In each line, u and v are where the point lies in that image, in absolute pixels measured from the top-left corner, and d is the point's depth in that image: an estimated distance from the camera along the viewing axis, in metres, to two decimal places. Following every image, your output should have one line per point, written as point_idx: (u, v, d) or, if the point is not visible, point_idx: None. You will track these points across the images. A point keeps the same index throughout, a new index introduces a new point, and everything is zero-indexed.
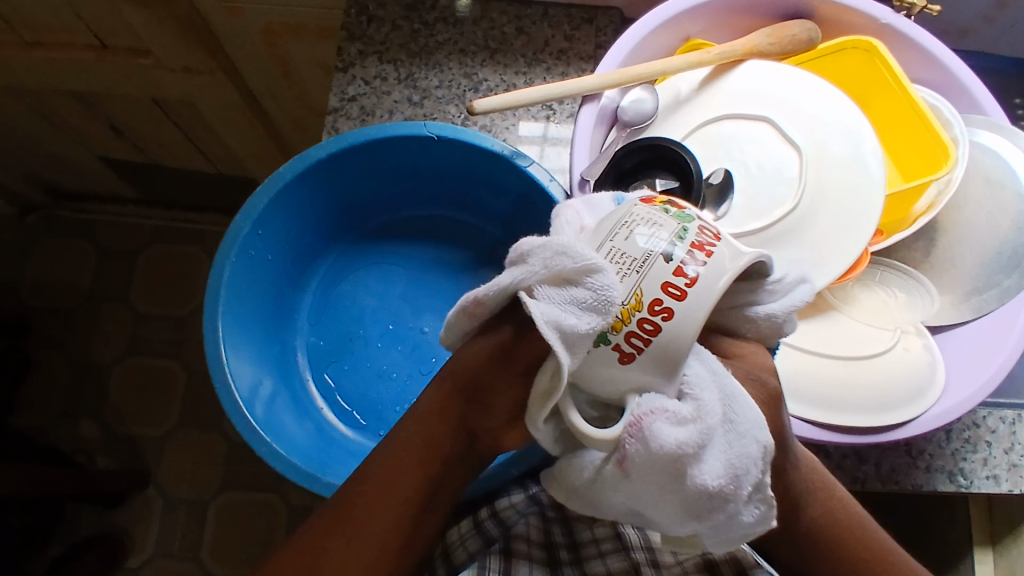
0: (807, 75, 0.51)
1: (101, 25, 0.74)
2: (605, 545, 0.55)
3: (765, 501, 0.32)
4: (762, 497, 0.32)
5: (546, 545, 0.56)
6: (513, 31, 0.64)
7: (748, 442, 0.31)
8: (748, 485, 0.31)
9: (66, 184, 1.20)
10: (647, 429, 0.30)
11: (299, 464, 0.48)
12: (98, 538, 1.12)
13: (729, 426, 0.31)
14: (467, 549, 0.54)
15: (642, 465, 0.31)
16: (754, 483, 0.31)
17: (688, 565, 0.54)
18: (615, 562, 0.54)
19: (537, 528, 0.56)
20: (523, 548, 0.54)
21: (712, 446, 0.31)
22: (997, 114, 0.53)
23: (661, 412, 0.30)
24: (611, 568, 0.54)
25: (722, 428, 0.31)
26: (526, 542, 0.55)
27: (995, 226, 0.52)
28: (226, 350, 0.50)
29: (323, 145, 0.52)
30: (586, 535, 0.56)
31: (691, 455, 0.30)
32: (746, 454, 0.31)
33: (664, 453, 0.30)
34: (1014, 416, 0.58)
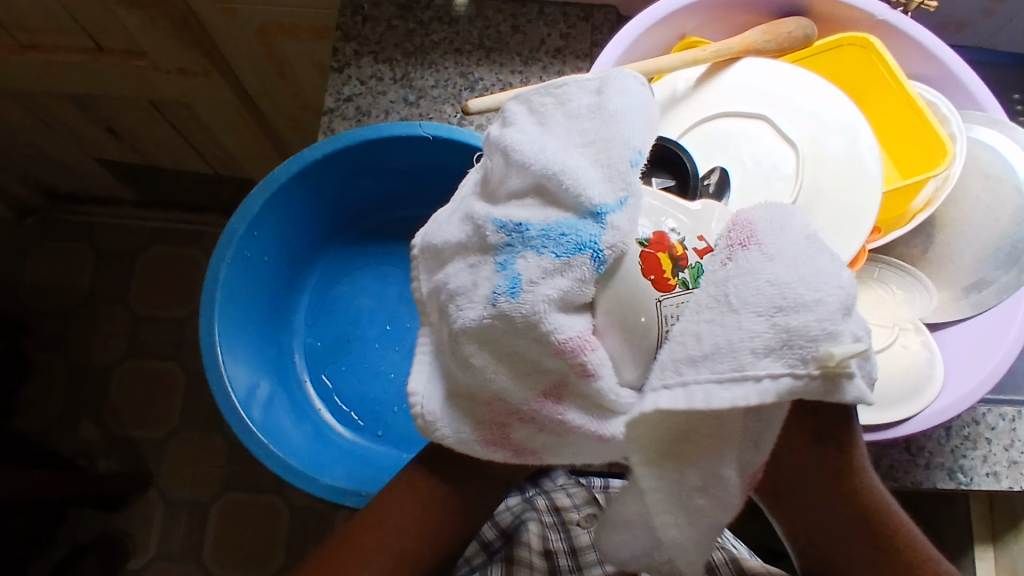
0: (803, 73, 0.51)
1: (96, 27, 0.73)
2: None
3: (867, 347, 0.32)
4: (869, 335, 0.31)
5: (547, 555, 0.55)
6: (509, 30, 0.63)
7: (852, 270, 0.33)
8: (864, 290, 0.31)
9: (64, 186, 1.20)
10: (757, 216, 0.32)
11: (297, 466, 0.48)
12: (98, 540, 1.12)
13: (837, 245, 0.33)
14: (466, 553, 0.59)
15: (767, 234, 0.31)
16: (866, 300, 0.31)
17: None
18: None
19: (536, 536, 0.56)
20: (523, 555, 0.54)
21: (825, 239, 0.32)
22: (995, 110, 0.53)
23: (760, 219, 0.32)
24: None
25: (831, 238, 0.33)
26: (528, 550, 0.55)
27: (993, 222, 0.52)
28: (223, 353, 0.50)
29: (318, 145, 0.51)
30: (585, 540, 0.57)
31: (803, 224, 0.32)
32: (853, 268, 0.32)
33: (778, 224, 0.32)
34: (1014, 413, 0.58)
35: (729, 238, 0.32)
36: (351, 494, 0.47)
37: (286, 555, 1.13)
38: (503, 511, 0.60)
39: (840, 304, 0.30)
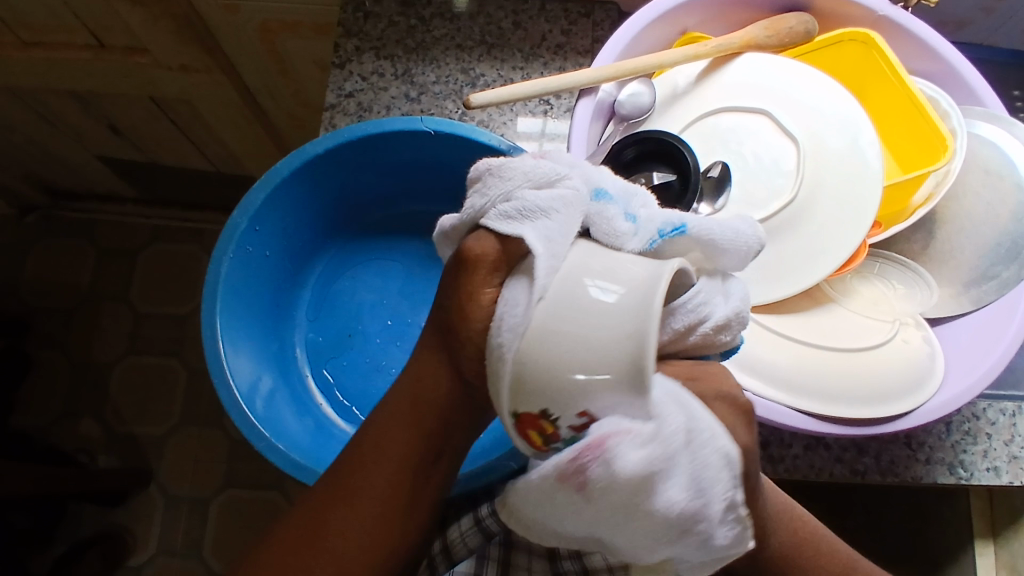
0: (804, 68, 0.51)
1: (97, 24, 0.73)
2: None
3: (739, 521, 0.29)
4: (737, 518, 0.28)
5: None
6: (510, 26, 0.63)
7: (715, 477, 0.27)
8: (716, 503, 0.28)
9: (65, 184, 1.20)
10: (607, 449, 0.27)
11: (299, 459, 0.48)
12: (99, 536, 1.13)
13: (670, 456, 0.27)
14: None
15: (600, 483, 0.27)
16: (723, 504, 0.28)
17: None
18: None
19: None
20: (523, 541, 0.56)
21: (675, 474, 0.27)
22: (995, 105, 0.53)
23: (609, 453, 0.27)
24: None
25: (680, 461, 0.27)
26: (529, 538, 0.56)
27: (994, 217, 0.52)
28: (225, 347, 0.50)
29: (320, 140, 0.51)
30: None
31: (656, 473, 0.27)
32: (710, 478, 0.27)
33: (624, 478, 0.27)
34: (1014, 408, 0.58)
35: (567, 462, 0.27)
36: None
37: None
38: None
39: (703, 509, 0.28)
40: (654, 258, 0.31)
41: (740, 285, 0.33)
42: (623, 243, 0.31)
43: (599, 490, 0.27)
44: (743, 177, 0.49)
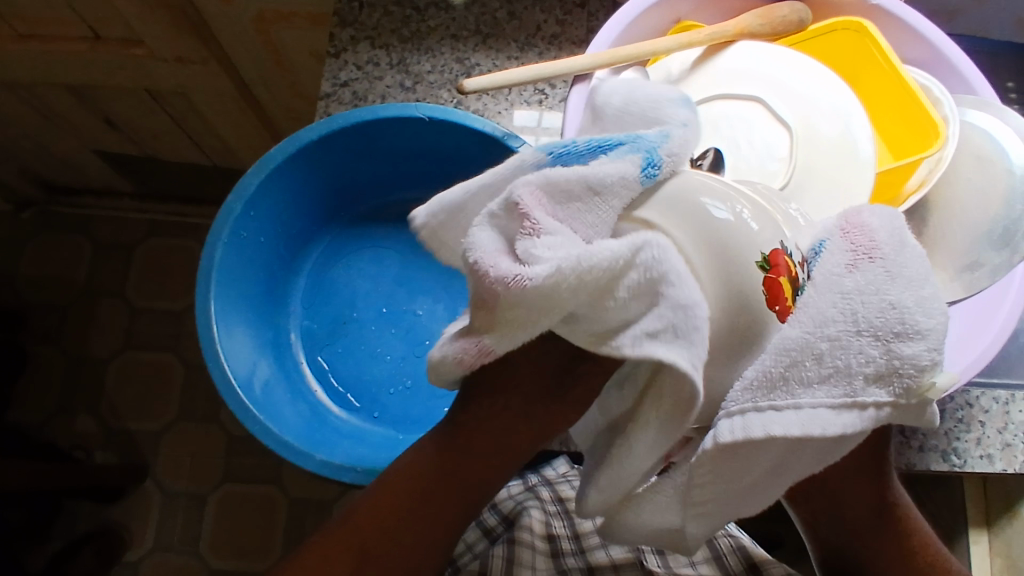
0: (796, 54, 0.51)
1: (94, 15, 0.73)
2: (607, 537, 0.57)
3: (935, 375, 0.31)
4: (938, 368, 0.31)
5: (549, 538, 0.57)
6: (505, 16, 0.64)
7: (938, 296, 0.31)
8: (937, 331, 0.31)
9: (61, 179, 1.20)
10: (856, 221, 0.32)
11: (294, 443, 0.48)
12: (95, 531, 1.12)
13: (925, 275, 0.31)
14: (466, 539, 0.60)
15: (882, 273, 0.31)
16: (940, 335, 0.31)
17: (696, 558, 0.57)
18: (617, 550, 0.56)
19: (538, 520, 0.57)
20: (526, 536, 0.55)
21: (880, 275, 0.31)
22: (988, 94, 0.54)
23: (864, 222, 0.32)
24: (614, 559, 0.56)
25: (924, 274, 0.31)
26: (531, 532, 0.56)
27: (986, 203, 0.52)
28: (219, 331, 0.50)
29: (315, 126, 0.52)
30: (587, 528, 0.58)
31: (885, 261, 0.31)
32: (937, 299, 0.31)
33: (883, 237, 0.32)
34: (1007, 396, 0.58)
35: (856, 249, 0.31)
36: (348, 470, 0.47)
37: (284, 546, 1.13)
38: (505, 500, 0.62)
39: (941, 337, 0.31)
40: (749, 235, 0.31)
41: (919, 277, 0.31)
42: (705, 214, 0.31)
43: (793, 376, 0.30)
44: (736, 162, 0.49)
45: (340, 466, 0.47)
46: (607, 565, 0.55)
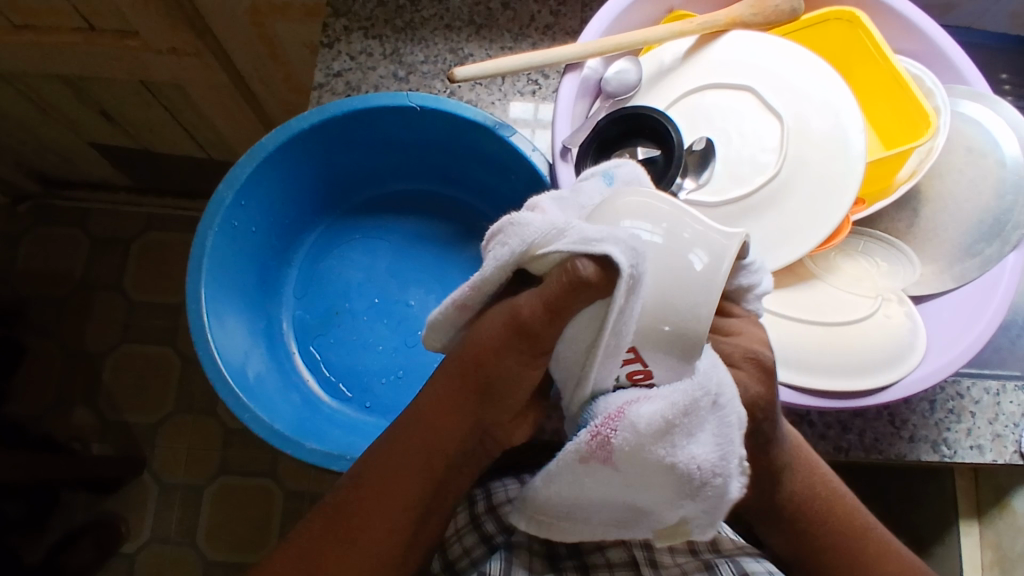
0: (787, 44, 0.51)
1: (88, 7, 0.73)
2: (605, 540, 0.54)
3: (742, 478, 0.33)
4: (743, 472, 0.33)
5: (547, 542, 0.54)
6: (499, 6, 0.63)
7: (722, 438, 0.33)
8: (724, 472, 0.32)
9: (58, 172, 1.20)
10: (627, 420, 0.33)
11: (284, 431, 0.48)
12: (92, 524, 1.13)
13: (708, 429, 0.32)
14: (463, 544, 0.56)
15: (622, 453, 0.33)
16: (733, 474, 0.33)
17: (689, 568, 0.52)
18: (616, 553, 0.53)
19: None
20: (525, 543, 0.54)
21: (670, 447, 0.32)
22: (980, 85, 0.53)
23: (630, 418, 0.33)
24: (611, 560, 0.53)
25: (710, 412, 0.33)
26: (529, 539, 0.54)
27: (977, 194, 0.52)
28: (210, 320, 0.51)
29: (306, 116, 0.52)
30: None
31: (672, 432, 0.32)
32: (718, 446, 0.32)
33: (648, 430, 0.32)
34: (998, 387, 0.59)
35: (591, 443, 0.34)
36: (338, 458, 0.47)
37: (280, 538, 1.13)
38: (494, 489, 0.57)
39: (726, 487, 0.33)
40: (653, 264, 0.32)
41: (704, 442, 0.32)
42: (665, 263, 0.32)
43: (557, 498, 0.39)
44: (726, 152, 0.49)
45: (330, 454, 0.47)
46: (603, 567, 0.53)
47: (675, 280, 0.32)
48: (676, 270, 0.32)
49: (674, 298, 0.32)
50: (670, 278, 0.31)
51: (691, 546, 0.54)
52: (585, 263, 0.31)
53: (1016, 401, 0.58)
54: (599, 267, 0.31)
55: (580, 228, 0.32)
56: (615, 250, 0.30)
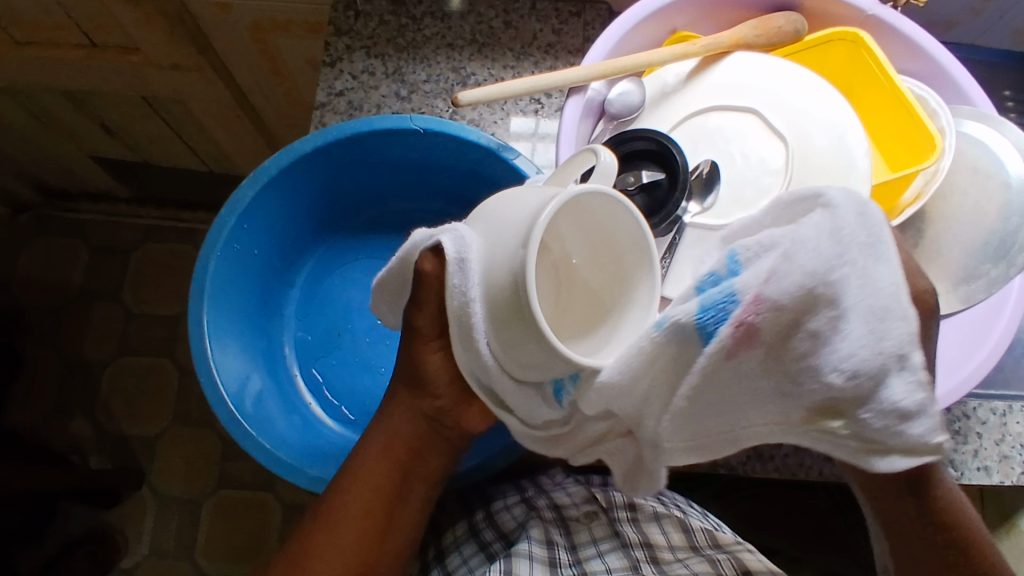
0: (791, 67, 0.51)
1: (90, 23, 0.73)
2: (603, 544, 0.54)
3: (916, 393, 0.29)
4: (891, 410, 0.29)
5: (547, 546, 0.53)
6: (501, 25, 0.63)
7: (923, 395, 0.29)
8: (907, 398, 0.29)
9: (58, 183, 1.19)
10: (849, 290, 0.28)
11: (286, 459, 0.48)
12: (89, 539, 1.11)
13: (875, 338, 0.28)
14: (462, 554, 0.56)
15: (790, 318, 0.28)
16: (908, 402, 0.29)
17: (692, 564, 0.51)
18: (615, 560, 0.53)
19: (537, 526, 0.54)
20: (523, 547, 0.52)
21: (852, 329, 0.28)
22: (984, 106, 0.54)
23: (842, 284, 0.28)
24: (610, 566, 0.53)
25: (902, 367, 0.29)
26: (528, 542, 0.52)
27: (982, 216, 0.52)
28: (213, 346, 0.50)
29: (308, 138, 0.51)
30: (585, 536, 0.55)
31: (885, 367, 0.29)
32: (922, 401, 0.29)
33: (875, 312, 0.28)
34: (1004, 408, 0.58)
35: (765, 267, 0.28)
36: None
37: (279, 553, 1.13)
38: (496, 502, 0.57)
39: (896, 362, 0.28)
40: (502, 232, 0.33)
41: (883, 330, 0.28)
42: (500, 225, 0.33)
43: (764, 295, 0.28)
44: (730, 175, 0.49)
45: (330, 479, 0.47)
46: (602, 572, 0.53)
47: (498, 233, 0.33)
48: (498, 230, 0.33)
49: (494, 268, 0.33)
50: (490, 238, 0.33)
51: (691, 543, 0.54)
52: (429, 261, 0.37)
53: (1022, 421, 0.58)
54: (435, 257, 0.37)
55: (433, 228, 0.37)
56: (448, 239, 0.34)
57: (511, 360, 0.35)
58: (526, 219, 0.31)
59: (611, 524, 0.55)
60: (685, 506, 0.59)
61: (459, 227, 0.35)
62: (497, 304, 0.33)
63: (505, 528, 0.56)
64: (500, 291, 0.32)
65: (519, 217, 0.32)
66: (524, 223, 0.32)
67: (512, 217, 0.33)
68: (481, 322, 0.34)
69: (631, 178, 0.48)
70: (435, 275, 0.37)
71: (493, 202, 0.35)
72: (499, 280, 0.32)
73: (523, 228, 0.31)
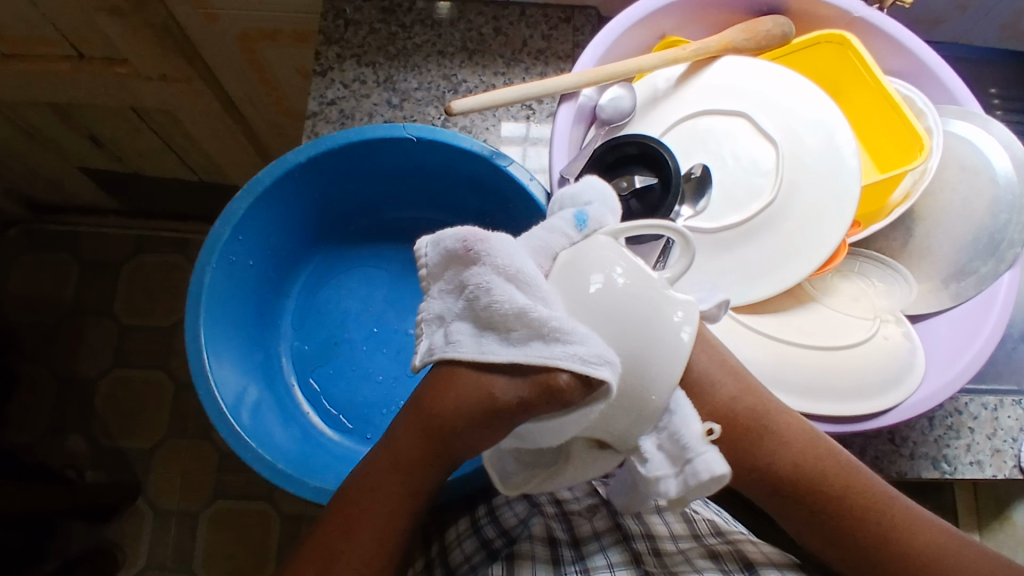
0: (780, 70, 0.51)
1: (77, 36, 0.73)
2: (605, 539, 0.53)
3: None
4: None
5: (550, 542, 0.53)
6: (491, 32, 0.64)
7: None
8: None
9: (47, 196, 1.19)
10: None
11: (284, 469, 0.48)
12: (86, 552, 1.11)
13: None
14: (463, 550, 0.54)
15: None
16: None
17: (693, 556, 0.51)
18: (616, 554, 0.52)
19: (540, 524, 0.54)
20: (525, 547, 0.51)
21: None
22: (970, 103, 0.54)
23: None
24: (611, 562, 0.51)
25: None
26: (530, 541, 0.52)
27: (972, 213, 0.53)
28: (210, 359, 0.50)
29: (302, 149, 0.52)
30: (587, 531, 0.54)
31: None
32: None
33: None
34: (996, 402, 0.59)
35: None
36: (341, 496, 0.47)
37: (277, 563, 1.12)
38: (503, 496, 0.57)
39: None
40: (659, 353, 0.34)
41: None
42: (647, 334, 0.33)
43: None
44: (722, 178, 0.50)
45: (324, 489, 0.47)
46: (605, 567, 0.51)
47: (648, 354, 0.33)
48: (648, 347, 0.33)
49: (641, 387, 0.34)
50: (641, 356, 0.33)
51: (693, 532, 0.55)
52: (565, 378, 0.32)
53: (1014, 415, 0.58)
54: (581, 382, 0.32)
55: (576, 342, 0.31)
56: (608, 373, 0.31)
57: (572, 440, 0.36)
58: (678, 352, 0.34)
59: (613, 518, 0.55)
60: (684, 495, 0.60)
61: (613, 358, 0.32)
62: (618, 413, 0.34)
63: (507, 526, 0.54)
64: (640, 411, 0.34)
65: (668, 345, 0.34)
66: (676, 348, 0.34)
67: (662, 345, 0.34)
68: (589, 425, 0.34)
69: (625, 183, 0.48)
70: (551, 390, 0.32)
71: (600, 266, 0.35)
72: (643, 403, 0.34)
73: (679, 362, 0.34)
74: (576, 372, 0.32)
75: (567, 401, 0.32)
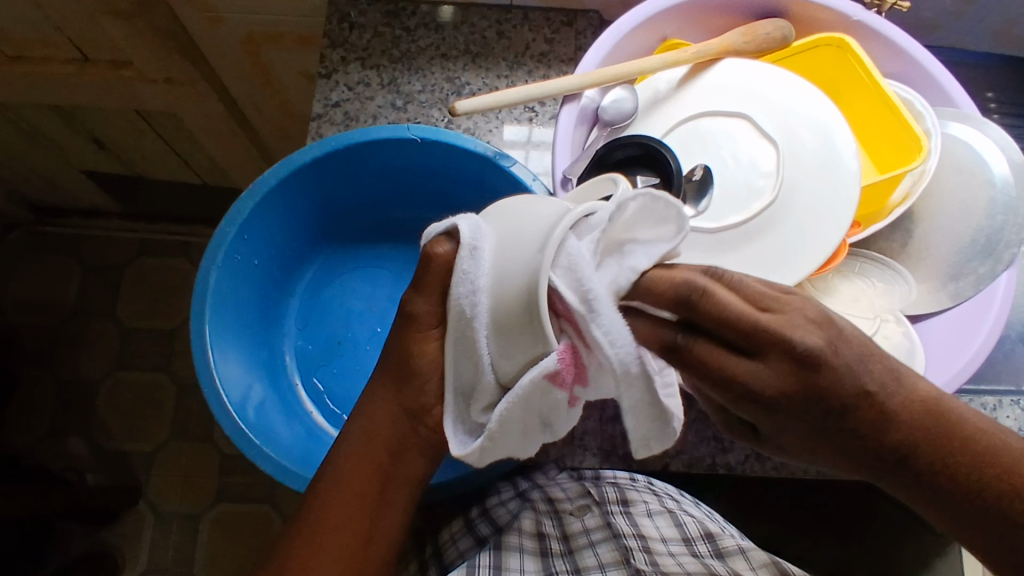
0: (779, 72, 0.52)
1: (83, 39, 0.73)
2: (595, 533, 0.55)
3: None
4: None
5: (539, 537, 0.54)
6: (494, 35, 0.64)
7: None
8: None
9: (50, 200, 1.19)
10: None
11: (288, 465, 0.48)
12: (87, 555, 1.11)
13: None
14: (459, 547, 0.56)
15: None
16: None
17: (682, 556, 0.53)
18: (607, 552, 0.53)
19: (528, 518, 0.54)
20: (514, 540, 0.53)
21: None
22: (967, 106, 0.55)
23: None
24: (602, 559, 0.53)
25: None
26: (519, 534, 0.53)
27: (968, 214, 0.53)
28: (214, 357, 0.51)
29: (307, 149, 0.52)
30: (577, 526, 0.55)
31: None
32: None
33: None
34: (995, 402, 0.59)
35: None
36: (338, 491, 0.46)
37: None
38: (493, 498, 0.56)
39: None
40: (535, 232, 0.33)
41: None
42: (523, 221, 0.34)
43: None
44: (723, 178, 0.50)
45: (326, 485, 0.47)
46: (595, 567, 0.53)
47: (517, 234, 0.34)
48: (521, 226, 0.34)
49: (509, 263, 0.33)
50: (512, 237, 0.34)
51: (683, 535, 0.56)
52: (447, 245, 0.36)
53: (1013, 416, 0.59)
54: (454, 245, 0.36)
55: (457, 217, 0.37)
56: (464, 225, 0.35)
57: (504, 375, 0.36)
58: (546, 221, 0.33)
59: (604, 515, 0.55)
60: (675, 495, 0.61)
61: (476, 218, 0.36)
62: (505, 308, 0.33)
63: (501, 522, 0.55)
64: (510, 288, 0.33)
65: (537, 219, 0.34)
66: (547, 227, 0.33)
67: (535, 222, 0.34)
68: (482, 323, 0.35)
69: (627, 184, 0.49)
70: (447, 260, 0.36)
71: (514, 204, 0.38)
72: (509, 288, 0.33)
73: (542, 237, 0.32)
74: (451, 240, 0.36)
75: (440, 257, 0.36)
